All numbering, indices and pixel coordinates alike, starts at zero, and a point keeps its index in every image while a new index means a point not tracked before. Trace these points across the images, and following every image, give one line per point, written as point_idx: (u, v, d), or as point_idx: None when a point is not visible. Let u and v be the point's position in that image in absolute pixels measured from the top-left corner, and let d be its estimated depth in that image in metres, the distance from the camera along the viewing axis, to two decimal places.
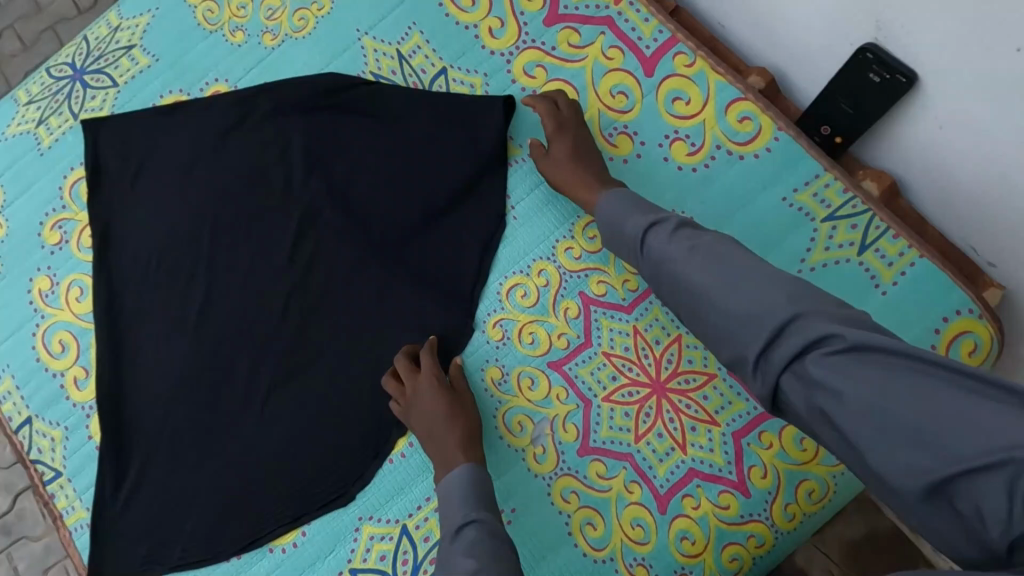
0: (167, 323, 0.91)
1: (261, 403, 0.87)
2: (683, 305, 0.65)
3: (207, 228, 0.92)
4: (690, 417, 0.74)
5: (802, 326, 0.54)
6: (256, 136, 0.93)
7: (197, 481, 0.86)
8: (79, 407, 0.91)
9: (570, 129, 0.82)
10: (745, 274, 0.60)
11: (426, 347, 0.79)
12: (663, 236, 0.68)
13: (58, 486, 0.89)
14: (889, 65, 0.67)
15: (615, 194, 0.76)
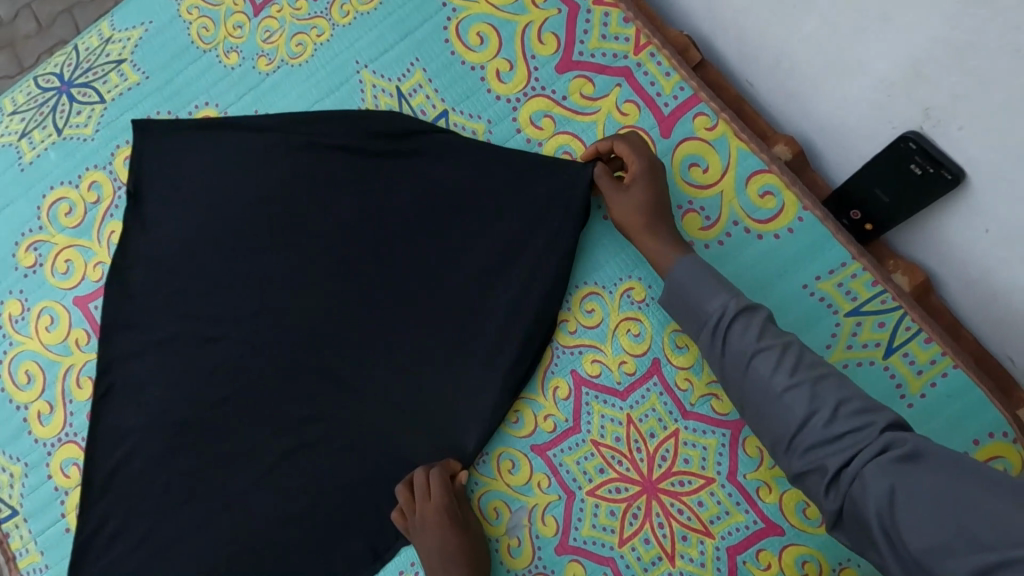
0: (117, 363, 0.81)
1: (210, 460, 0.79)
2: (760, 404, 0.62)
3: (169, 259, 0.83)
4: (681, 524, 0.68)
5: (878, 437, 0.55)
6: (231, 163, 0.84)
7: (134, 545, 0.78)
8: (41, 443, 0.86)
9: (659, 175, 0.72)
10: (834, 384, 0.60)
11: (438, 467, 0.70)
12: (750, 325, 0.63)
13: (13, 525, 0.85)
14: (935, 159, 0.60)
15: (689, 258, 0.68)
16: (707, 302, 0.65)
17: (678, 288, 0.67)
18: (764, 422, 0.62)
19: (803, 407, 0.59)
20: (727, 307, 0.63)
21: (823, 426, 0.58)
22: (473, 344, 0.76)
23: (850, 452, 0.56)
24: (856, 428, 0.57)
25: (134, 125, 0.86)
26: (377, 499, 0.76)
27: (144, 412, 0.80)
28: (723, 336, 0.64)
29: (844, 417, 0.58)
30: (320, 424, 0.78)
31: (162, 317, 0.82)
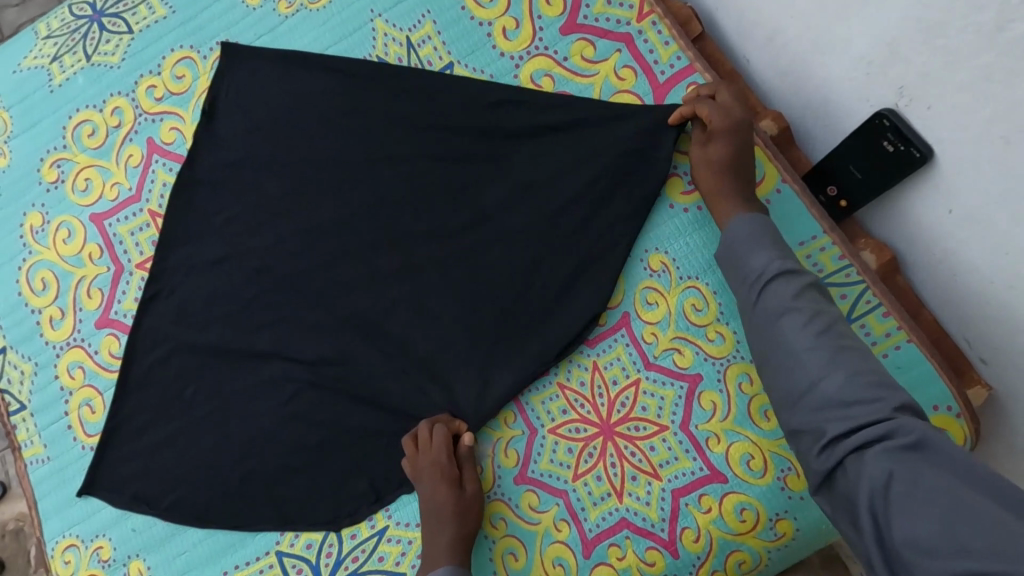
0: (167, 273, 0.90)
1: (211, 372, 0.86)
2: (778, 360, 0.60)
3: (200, 190, 0.91)
4: (632, 466, 0.72)
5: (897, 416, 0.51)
6: (262, 107, 0.91)
7: (139, 441, 0.86)
8: (51, 345, 0.93)
9: (741, 133, 0.73)
10: (855, 360, 0.57)
11: (440, 425, 0.75)
12: (789, 285, 0.62)
13: (21, 419, 0.92)
14: (905, 136, 0.62)
15: (744, 217, 0.69)
16: (750, 257, 0.65)
17: (727, 240, 0.69)
18: (776, 379, 0.61)
19: (818, 369, 0.57)
20: (769, 262, 0.63)
21: (833, 392, 0.55)
22: (460, 286, 0.81)
23: (854, 422, 0.53)
24: (867, 401, 0.53)
25: (224, 50, 0.93)
26: (355, 421, 0.81)
27: (161, 329, 0.88)
28: (758, 288, 0.64)
29: (859, 387, 0.54)
30: (311, 348, 0.84)
31: (186, 239, 0.90)
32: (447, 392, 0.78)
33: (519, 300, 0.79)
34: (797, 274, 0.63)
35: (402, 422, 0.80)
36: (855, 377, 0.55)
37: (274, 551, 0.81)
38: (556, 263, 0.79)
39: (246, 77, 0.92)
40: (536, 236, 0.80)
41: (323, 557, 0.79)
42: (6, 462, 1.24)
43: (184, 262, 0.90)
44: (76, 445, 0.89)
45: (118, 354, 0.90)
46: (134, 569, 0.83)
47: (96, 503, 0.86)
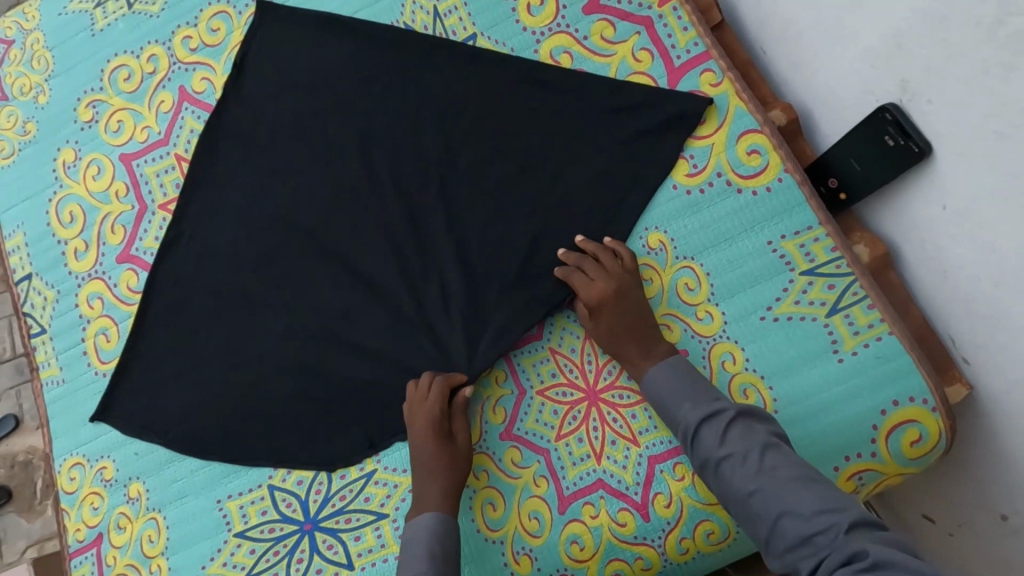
0: (192, 217, 0.94)
1: (224, 315, 0.90)
2: (737, 510, 0.61)
3: (226, 140, 0.95)
4: (613, 430, 0.74)
5: (842, 529, 0.53)
6: (292, 62, 0.95)
7: (154, 373, 0.91)
8: (74, 275, 0.98)
9: (615, 295, 0.74)
10: (798, 489, 0.58)
11: (441, 378, 0.77)
12: (714, 431, 0.64)
13: (40, 341, 0.97)
14: (905, 129, 0.64)
15: (661, 361, 0.71)
16: (675, 411, 0.68)
17: (655, 395, 0.70)
18: (744, 524, 0.61)
19: (770, 510, 0.58)
20: (687, 417, 0.65)
21: (793, 530, 0.56)
22: (464, 250, 0.84)
23: (821, 558, 0.53)
24: (822, 530, 0.54)
25: (259, 6, 0.97)
26: (353, 370, 0.84)
27: (181, 271, 0.93)
28: (691, 443, 0.66)
29: (808, 518, 0.55)
30: (319, 298, 0.88)
31: (210, 185, 0.94)
32: (443, 350, 0.82)
33: (521, 267, 0.82)
34: (717, 417, 0.64)
35: (398, 373, 0.83)
36: (805, 514, 0.56)
37: (266, 484, 0.84)
38: (559, 238, 0.82)
39: (278, 34, 0.96)
40: (543, 209, 0.83)
41: (312, 493, 0.82)
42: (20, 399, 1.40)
43: (206, 210, 0.94)
44: (89, 371, 0.94)
45: (136, 288, 0.95)
46: (133, 491, 0.88)
47: (104, 424, 0.91)
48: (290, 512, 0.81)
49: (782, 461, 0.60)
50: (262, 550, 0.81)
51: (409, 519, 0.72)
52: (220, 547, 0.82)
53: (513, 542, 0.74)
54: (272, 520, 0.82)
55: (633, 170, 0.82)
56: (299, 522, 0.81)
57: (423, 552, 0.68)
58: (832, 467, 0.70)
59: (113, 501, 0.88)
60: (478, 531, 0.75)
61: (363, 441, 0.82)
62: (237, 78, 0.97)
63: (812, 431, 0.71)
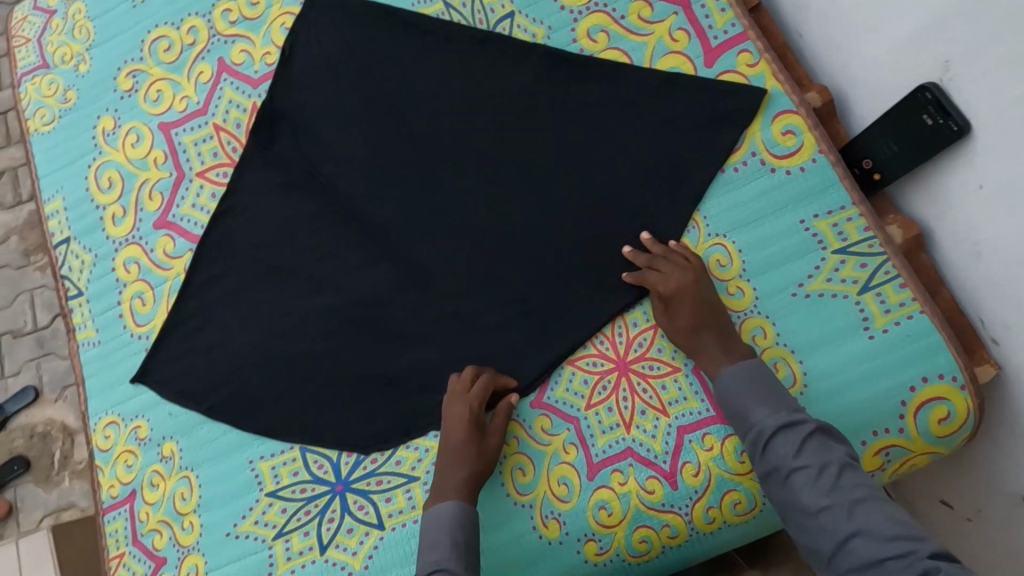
0: (235, 192, 0.96)
1: (263, 285, 0.93)
2: (798, 521, 0.62)
3: (264, 111, 0.97)
4: (643, 401, 0.76)
5: (920, 555, 0.54)
6: (334, 40, 0.97)
7: (194, 337, 0.93)
8: (111, 240, 1.00)
9: (691, 291, 0.74)
10: (874, 512, 0.58)
11: (487, 376, 0.79)
12: (790, 442, 0.64)
13: (77, 303, 0.99)
14: (945, 109, 0.65)
15: (735, 364, 0.70)
16: (749, 414, 0.67)
17: (723, 395, 0.70)
18: (800, 535, 0.62)
19: (840, 529, 0.58)
20: (766, 422, 0.64)
21: (863, 549, 0.57)
22: (501, 226, 0.87)
23: None
24: (898, 553, 0.55)
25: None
26: (389, 338, 0.87)
27: (220, 242, 0.95)
28: (761, 448, 0.65)
29: (883, 541, 0.56)
30: (357, 270, 0.90)
31: (248, 155, 0.96)
32: (479, 321, 0.85)
33: (557, 242, 0.84)
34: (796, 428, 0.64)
35: (432, 343, 0.85)
36: (879, 534, 0.57)
37: (298, 446, 0.85)
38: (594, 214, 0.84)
39: (321, 11, 0.98)
40: (579, 188, 0.85)
41: (344, 455, 0.84)
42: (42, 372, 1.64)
43: (245, 183, 0.96)
44: (125, 333, 0.96)
45: (172, 254, 0.97)
46: (167, 449, 0.90)
47: (140, 385, 0.93)
48: (321, 473, 0.83)
49: (856, 480, 0.60)
50: (293, 509, 0.83)
51: (428, 506, 0.73)
52: (252, 506, 0.84)
53: (542, 507, 0.75)
54: (304, 481, 0.83)
55: (669, 149, 0.83)
56: (330, 483, 0.83)
57: (444, 538, 0.69)
58: (859, 442, 0.71)
59: (147, 459, 0.90)
60: (507, 494, 0.76)
61: (396, 407, 0.84)
62: (284, 68, 0.98)
63: (841, 406, 0.71)
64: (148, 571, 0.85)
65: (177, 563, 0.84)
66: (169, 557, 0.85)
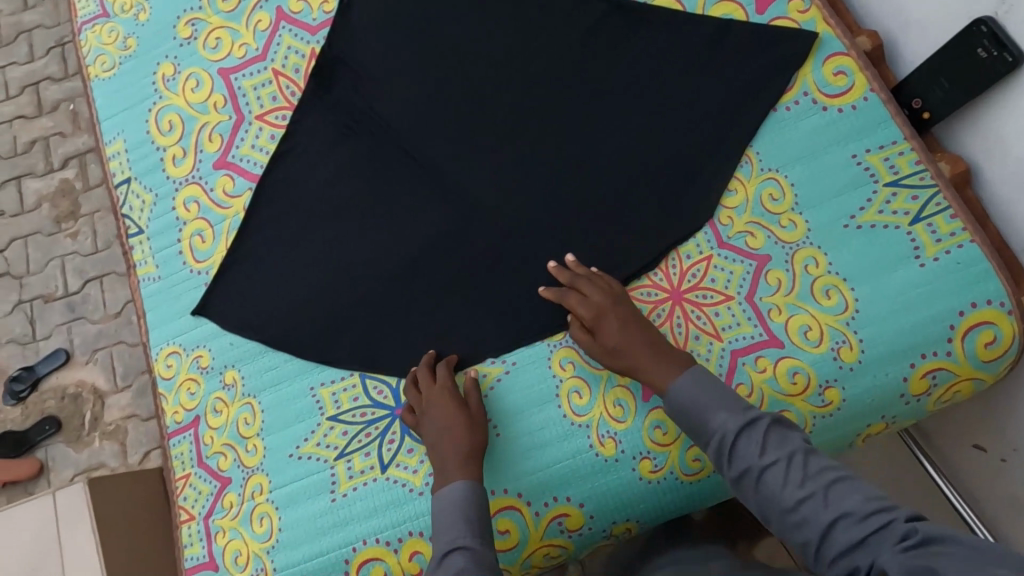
0: (293, 134, 0.99)
1: (321, 223, 0.96)
2: (778, 518, 0.62)
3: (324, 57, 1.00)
4: (697, 327, 0.79)
5: (899, 523, 0.55)
6: None
7: (253, 274, 0.97)
8: (172, 180, 1.03)
9: (608, 309, 0.77)
10: (846, 490, 0.59)
11: (442, 366, 0.84)
12: (751, 440, 0.65)
13: (138, 241, 1.02)
14: (1000, 41, 0.68)
15: (684, 370, 0.72)
16: (708, 421, 0.68)
17: (678, 405, 0.71)
18: (785, 532, 0.62)
19: (820, 516, 0.59)
20: (725, 425, 0.65)
21: (845, 529, 0.57)
22: (554, 165, 0.90)
23: (878, 551, 0.55)
24: (879, 523, 0.56)
25: None
26: (446, 273, 0.90)
27: (279, 183, 0.99)
28: (726, 454, 0.65)
29: (861, 516, 0.57)
30: (413, 208, 0.93)
31: (307, 99, 1.00)
32: (532, 255, 0.88)
33: (610, 181, 0.87)
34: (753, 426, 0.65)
35: (486, 277, 0.88)
36: (856, 512, 0.57)
37: (359, 373, 0.89)
38: (647, 153, 0.87)
39: None
40: (631, 129, 0.88)
41: (403, 382, 0.87)
42: (72, 337, 1.69)
43: (303, 127, 0.99)
44: (184, 269, 0.99)
45: (232, 193, 1.00)
46: (229, 377, 0.93)
47: (201, 317, 0.96)
48: (381, 398, 0.87)
49: (819, 462, 0.62)
50: (354, 432, 0.86)
51: (437, 491, 0.74)
52: (313, 429, 0.87)
53: (598, 427, 0.78)
54: (364, 405, 0.87)
55: (721, 92, 0.86)
56: (390, 407, 0.86)
57: (457, 517, 0.70)
58: (909, 365, 0.74)
59: (209, 387, 0.93)
60: (565, 415, 0.80)
61: (452, 337, 0.87)
62: (341, 14, 1.02)
63: (891, 330, 0.74)
64: (214, 490, 0.88)
65: (242, 483, 0.88)
66: (234, 477, 0.88)
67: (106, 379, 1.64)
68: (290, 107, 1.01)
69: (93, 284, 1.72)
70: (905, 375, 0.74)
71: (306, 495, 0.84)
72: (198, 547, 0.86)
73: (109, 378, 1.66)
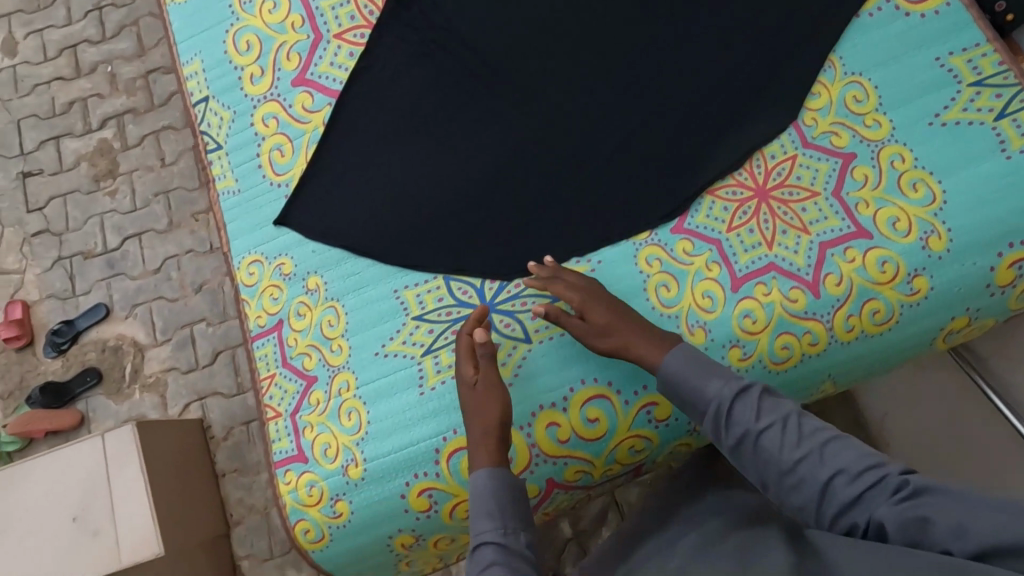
0: (372, 50, 1.01)
1: (400, 136, 0.98)
2: (775, 481, 0.64)
3: None
4: (783, 222, 0.81)
5: (890, 478, 0.58)
6: None
7: (332, 185, 0.98)
8: (249, 97, 1.05)
9: (595, 297, 0.79)
10: (840, 447, 0.62)
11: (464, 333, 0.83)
12: (748, 406, 0.66)
13: (217, 156, 1.05)
14: None
15: (676, 347, 0.74)
16: (705, 389, 0.69)
17: (674, 377, 0.72)
18: (780, 495, 0.64)
19: (818, 474, 0.61)
20: (723, 391, 0.67)
21: (839, 486, 0.60)
22: (634, 75, 0.91)
23: (873, 505, 0.58)
24: (872, 477, 0.59)
25: None
26: (526, 181, 0.91)
27: (357, 97, 1.00)
28: (725, 421, 0.67)
29: (856, 470, 0.60)
30: (492, 119, 0.95)
31: (386, 16, 1.02)
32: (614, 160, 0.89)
33: (691, 88, 0.89)
34: (748, 393, 0.67)
35: (567, 183, 0.90)
36: (850, 470, 0.60)
37: (443, 275, 0.91)
38: (728, 60, 0.88)
39: None
40: (712, 38, 0.90)
41: (488, 282, 0.89)
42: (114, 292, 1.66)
43: (382, 44, 1.01)
44: (264, 182, 1.01)
45: (311, 109, 1.02)
46: (312, 283, 0.95)
47: (283, 226, 0.98)
48: (466, 298, 0.89)
49: (812, 424, 0.64)
50: (440, 330, 0.88)
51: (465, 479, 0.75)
52: (399, 328, 0.90)
53: (687, 317, 0.80)
54: (450, 305, 0.89)
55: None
56: (476, 306, 0.88)
57: (487, 505, 0.70)
58: (995, 254, 0.76)
59: (293, 292, 0.95)
60: (654, 308, 0.82)
61: (534, 241, 0.89)
62: None
63: (979, 220, 0.76)
64: (301, 388, 0.90)
65: (329, 380, 0.90)
66: (320, 375, 0.90)
67: (145, 332, 1.62)
68: (369, 25, 1.03)
69: (133, 242, 1.70)
70: (992, 264, 0.76)
71: (396, 389, 0.87)
72: (286, 441, 0.88)
73: (149, 331, 1.64)
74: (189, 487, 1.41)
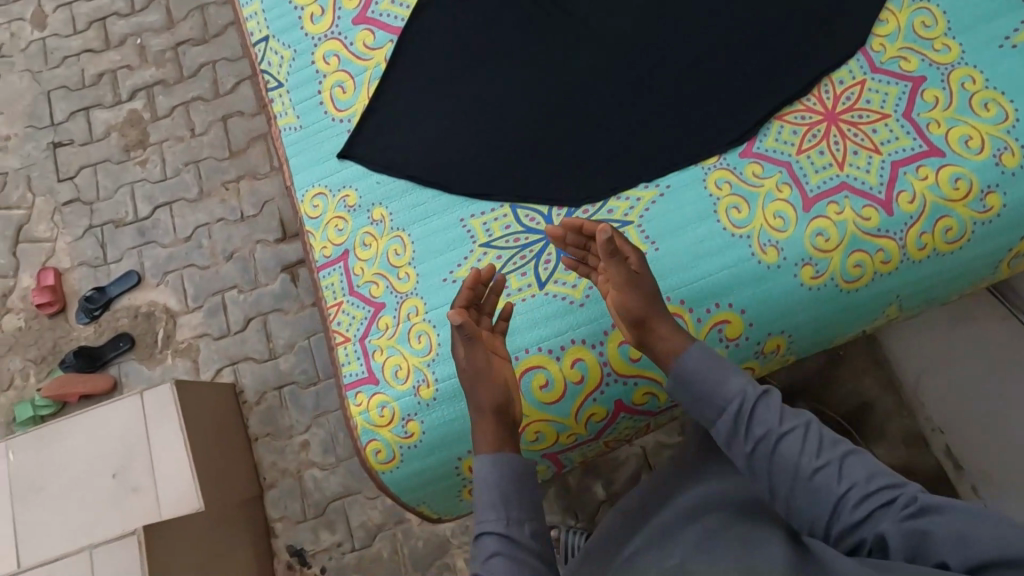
0: None
1: (465, 70, 0.99)
2: (786, 488, 0.65)
3: None
4: (854, 143, 0.82)
5: (901, 494, 0.60)
6: None
7: (395, 120, 0.99)
8: (310, 36, 1.06)
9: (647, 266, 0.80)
10: (854, 461, 0.64)
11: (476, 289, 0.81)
12: (769, 409, 0.68)
13: (278, 95, 1.05)
14: None
15: (696, 344, 0.75)
16: (727, 389, 0.70)
17: (696, 373, 0.73)
18: (791, 505, 0.65)
19: (833, 485, 0.63)
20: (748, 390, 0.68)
21: (851, 498, 0.62)
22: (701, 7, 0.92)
23: (883, 523, 0.59)
24: (883, 493, 0.61)
25: None
26: (592, 113, 0.92)
27: (422, 34, 1.01)
28: (745, 421, 0.68)
29: (869, 485, 0.62)
30: (558, 52, 0.96)
31: None
32: (681, 89, 0.90)
33: (758, 18, 0.90)
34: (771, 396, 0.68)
35: (634, 112, 0.90)
36: (861, 483, 0.62)
37: (510, 203, 0.92)
38: None
39: None
40: None
41: (555, 210, 0.90)
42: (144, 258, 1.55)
43: None
44: (326, 118, 1.02)
45: (372, 46, 1.03)
46: (377, 215, 0.96)
47: (347, 160, 0.99)
48: (534, 225, 0.90)
49: (828, 433, 0.66)
50: (508, 256, 0.89)
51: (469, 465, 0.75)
52: (467, 255, 0.91)
53: (759, 238, 0.82)
54: (517, 232, 0.90)
55: None
56: (544, 232, 0.89)
57: (490, 495, 0.71)
58: None
59: (357, 224, 0.96)
60: (725, 229, 0.83)
61: (601, 170, 0.89)
62: None
63: None
64: (369, 314, 0.91)
65: (396, 305, 0.91)
66: (388, 302, 0.91)
67: (178, 299, 1.51)
68: None
69: (163, 210, 1.58)
70: None
71: None
72: (356, 364, 0.89)
73: (180, 299, 1.52)
74: (227, 459, 1.29)
